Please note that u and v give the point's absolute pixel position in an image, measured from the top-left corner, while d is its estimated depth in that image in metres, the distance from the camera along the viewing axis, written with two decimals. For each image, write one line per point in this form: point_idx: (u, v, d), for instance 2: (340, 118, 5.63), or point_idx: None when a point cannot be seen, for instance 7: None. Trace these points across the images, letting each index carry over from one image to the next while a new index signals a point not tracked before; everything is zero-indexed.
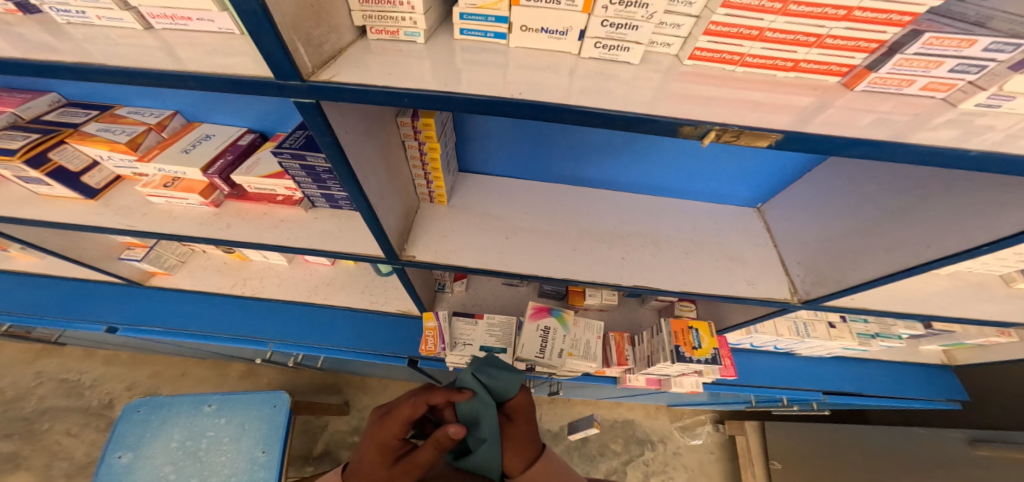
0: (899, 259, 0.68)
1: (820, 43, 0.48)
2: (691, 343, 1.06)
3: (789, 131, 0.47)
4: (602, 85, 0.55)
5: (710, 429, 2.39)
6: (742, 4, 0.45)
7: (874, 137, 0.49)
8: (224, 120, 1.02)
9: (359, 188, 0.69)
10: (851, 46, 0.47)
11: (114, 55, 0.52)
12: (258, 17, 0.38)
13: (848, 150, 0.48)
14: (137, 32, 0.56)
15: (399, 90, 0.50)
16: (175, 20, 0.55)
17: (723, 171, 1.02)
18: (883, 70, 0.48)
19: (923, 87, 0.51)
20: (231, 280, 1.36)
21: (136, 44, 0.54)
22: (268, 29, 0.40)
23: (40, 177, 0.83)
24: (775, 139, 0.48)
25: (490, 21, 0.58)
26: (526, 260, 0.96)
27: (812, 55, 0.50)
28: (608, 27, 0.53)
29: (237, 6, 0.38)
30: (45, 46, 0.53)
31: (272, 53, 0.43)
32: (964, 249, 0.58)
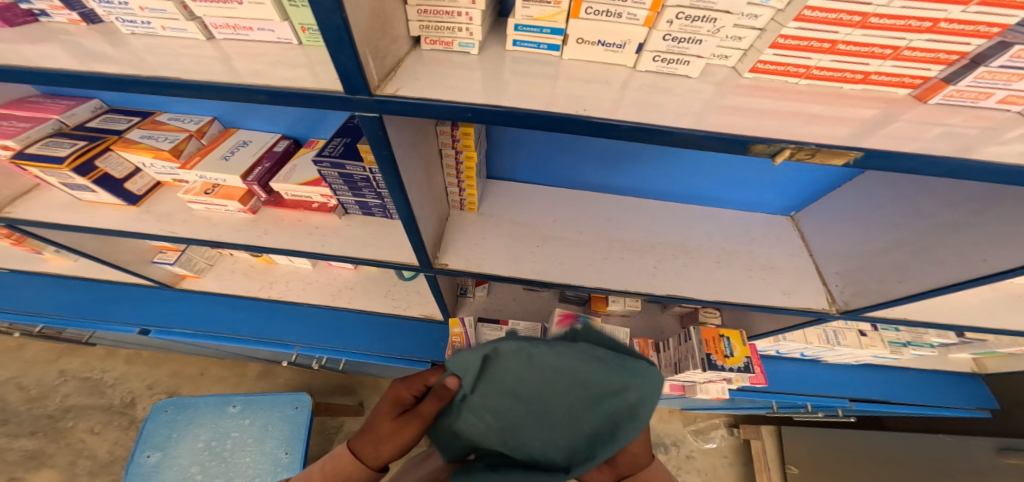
0: (953, 274, 0.67)
1: (896, 56, 0.49)
2: (723, 352, 1.05)
3: (860, 147, 0.47)
4: (660, 98, 0.55)
5: (725, 433, 2.33)
6: (817, 18, 0.46)
7: (945, 149, 0.48)
8: (259, 126, 1.03)
9: (404, 199, 0.69)
10: (930, 58, 0.48)
11: (180, 67, 0.52)
12: (340, 32, 0.39)
13: (920, 166, 0.47)
14: (200, 42, 0.57)
15: (463, 104, 0.50)
16: (236, 30, 0.56)
17: (757, 180, 1.01)
18: (963, 82, 0.48)
19: (1000, 99, 0.51)
20: (258, 284, 1.37)
21: (199, 55, 0.55)
22: (346, 44, 0.40)
23: (86, 184, 0.85)
24: (853, 157, 0.47)
25: (545, 33, 0.58)
26: (558, 268, 0.96)
27: (886, 67, 0.51)
28: (670, 41, 0.54)
29: (322, 25, 0.38)
30: (112, 58, 0.54)
31: (347, 70, 0.43)
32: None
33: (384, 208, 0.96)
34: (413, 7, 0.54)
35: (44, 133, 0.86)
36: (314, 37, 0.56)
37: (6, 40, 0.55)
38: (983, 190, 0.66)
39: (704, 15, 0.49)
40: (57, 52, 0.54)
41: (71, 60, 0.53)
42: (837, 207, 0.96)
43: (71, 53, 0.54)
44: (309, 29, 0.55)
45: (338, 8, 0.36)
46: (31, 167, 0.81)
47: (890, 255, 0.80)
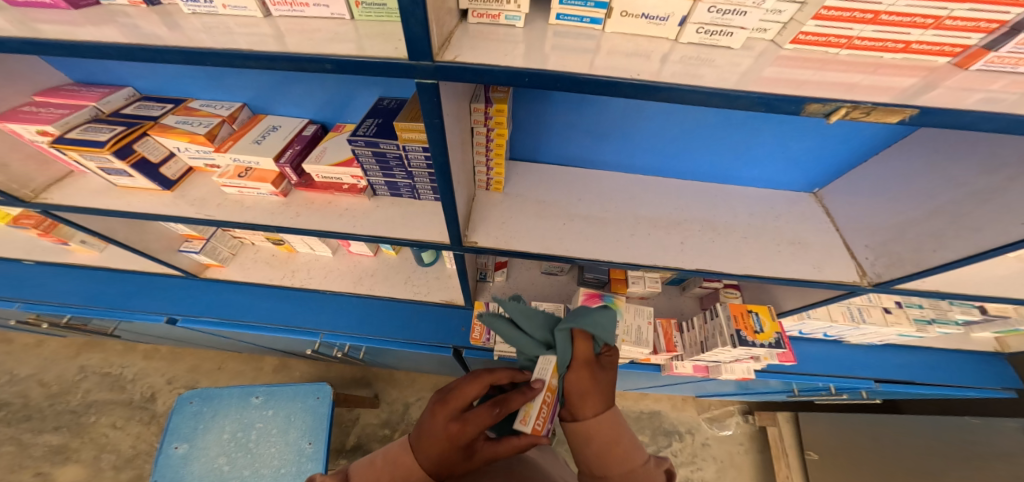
0: (993, 237, 0.68)
1: (938, 24, 0.50)
2: (752, 327, 1.06)
3: (909, 105, 0.48)
4: (702, 66, 0.57)
5: (739, 420, 2.35)
6: None
7: (996, 109, 0.49)
8: (288, 111, 1.04)
9: (445, 172, 0.70)
10: (970, 26, 0.49)
11: (239, 42, 0.54)
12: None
13: (969, 123, 0.48)
14: (257, 19, 0.60)
15: (520, 69, 0.52)
16: (293, 6, 0.59)
17: (783, 156, 1.01)
18: (1003, 49, 0.50)
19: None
20: (281, 273, 1.40)
21: (256, 30, 0.57)
22: (419, 7, 0.42)
23: (125, 168, 0.86)
24: (910, 114, 0.48)
25: (589, 7, 0.60)
26: (585, 245, 0.97)
27: (927, 36, 0.52)
28: (715, 13, 0.55)
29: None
30: (171, 35, 0.56)
31: (416, 35, 0.45)
32: None
33: (412, 188, 0.97)
34: None
35: (81, 120, 0.90)
36: (368, 11, 0.58)
37: (72, 22, 0.58)
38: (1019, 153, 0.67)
39: None
40: (118, 33, 0.56)
41: (134, 39, 0.55)
42: (865, 182, 0.97)
43: (130, 33, 0.56)
44: (364, 3, 0.57)
45: None
46: (70, 151, 0.83)
47: (921, 225, 0.80)
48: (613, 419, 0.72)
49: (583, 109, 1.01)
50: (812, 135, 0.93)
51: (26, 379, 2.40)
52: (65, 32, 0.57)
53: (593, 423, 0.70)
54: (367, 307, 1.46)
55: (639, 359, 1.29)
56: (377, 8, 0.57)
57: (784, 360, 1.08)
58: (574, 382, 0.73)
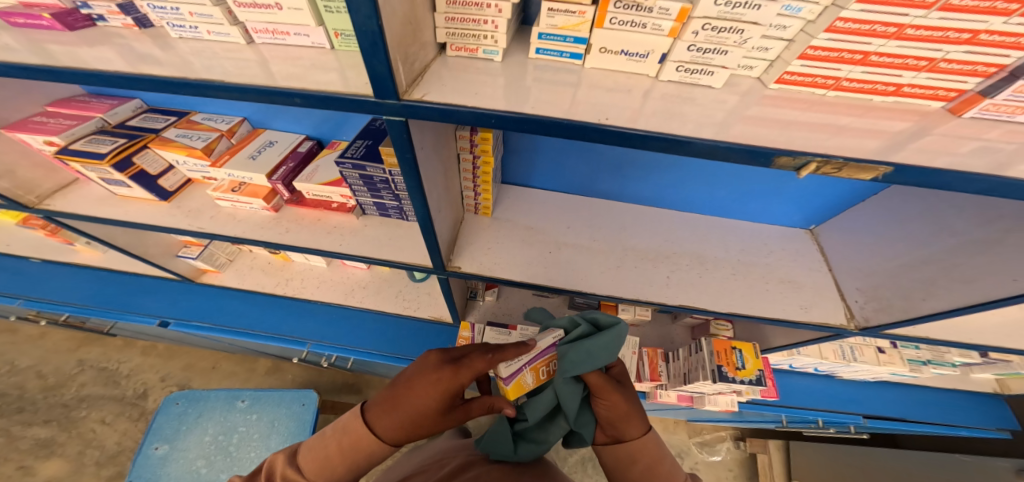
0: (981, 291, 0.66)
1: (931, 67, 0.46)
2: (734, 363, 1.05)
3: (883, 162, 0.46)
4: (683, 108, 0.55)
5: (730, 446, 2.31)
6: (849, 29, 0.44)
7: (985, 166, 0.46)
8: (284, 126, 1.04)
9: (422, 202, 0.70)
10: (967, 70, 0.45)
11: (221, 67, 0.54)
12: (374, 37, 0.40)
13: (953, 182, 0.46)
14: (239, 46, 0.60)
15: (488, 111, 0.51)
16: (275, 35, 0.58)
17: (777, 192, 1.00)
18: (999, 96, 0.45)
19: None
20: (274, 280, 1.37)
21: (239, 57, 0.57)
22: (380, 49, 0.42)
23: (123, 179, 0.87)
24: (882, 172, 0.46)
25: (569, 42, 0.59)
26: (571, 275, 0.96)
27: (920, 80, 0.48)
28: (695, 52, 0.53)
29: (357, 32, 0.40)
30: (160, 57, 0.57)
31: (379, 75, 0.44)
32: None
33: (401, 210, 0.97)
34: (442, 14, 0.56)
35: (88, 131, 0.91)
36: (347, 41, 0.57)
37: (68, 43, 0.60)
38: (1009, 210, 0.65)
39: (731, 26, 0.49)
40: (109, 55, 0.58)
41: (123, 61, 0.56)
42: (860, 223, 0.95)
43: (121, 55, 0.57)
44: (343, 34, 0.57)
45: (376, 15, 0.38)
46: (72, 162, 0.85)
47: (914, 273, 0.78)
48: (655, 441, 0.74)
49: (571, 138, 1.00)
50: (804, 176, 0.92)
51: (22, 370, 2.40)
52: (58, 53, 0.58)
53: (638, 443, 0.72)
54: (354, 321, 1.44)
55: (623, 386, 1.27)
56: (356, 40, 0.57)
57: (766, 396, 1.06)
58: (606, 409, 0.75)
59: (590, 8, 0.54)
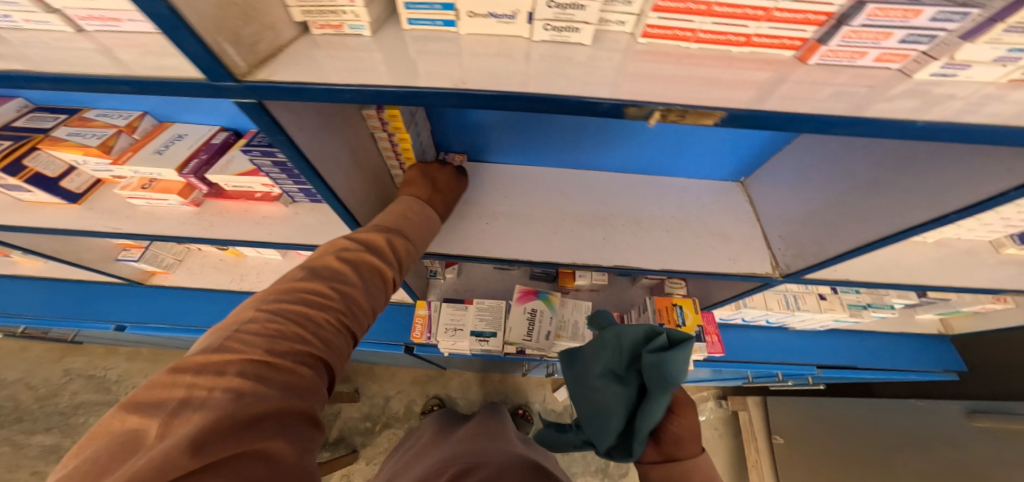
0: (875, 230, 0.68)
1: (771, 15, 0.46)
2: (674, 320, 1.07)
3: (718, 107, 0.45)
4: (558, 69, 0.54)
5: (713, 406, 2.48)
6: None
7: (836, 110, 0.45)
8: (196, 119, 1.02)
9: (322, 184, 0.69)
10: (802, 18, 0.45)
11: (62, 59, 0.52)
12: (170, 19, 0.37)
13: (803, 124, 0.45)
14: (70, 35, 0.57)
15: (339, 86, 0.50)
16: (106, 22, 0.54)
17: (703, 148, 0.99)
18: (833, 43, 0.45)
19: (877, 58, 0.48)
20: (229, 277, 1.39)
21: (82, 49, 0.54)
22: (185, 34, 0.40)
23: (20, 184, 0.87)
24: (718, 117, 0.46)
25: (438, 9, 0.56)
26: (507, 244, 0.96)
27: (764, 29, 0.48)
28: (555, 9, 0.51)
29: (150, 16, 0.37)
30: None
31: (200, 58, 0.43)
32: (932, 217, 0.59)
33: None
34: None
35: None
36: None
37: None
38: (896, 148, 0.65)
39: None
40: None
41: None
42: (780, 169, 0.95)
43: None
44: None
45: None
46: None
47: (822, 216, 0.80)
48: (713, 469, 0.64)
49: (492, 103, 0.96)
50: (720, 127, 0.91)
51: (13, 384, 2.46)
52: None
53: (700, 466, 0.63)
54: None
55: None
56: None
57: (712, 352, 1.09)
58: (678, 426, 0.67)
59: None
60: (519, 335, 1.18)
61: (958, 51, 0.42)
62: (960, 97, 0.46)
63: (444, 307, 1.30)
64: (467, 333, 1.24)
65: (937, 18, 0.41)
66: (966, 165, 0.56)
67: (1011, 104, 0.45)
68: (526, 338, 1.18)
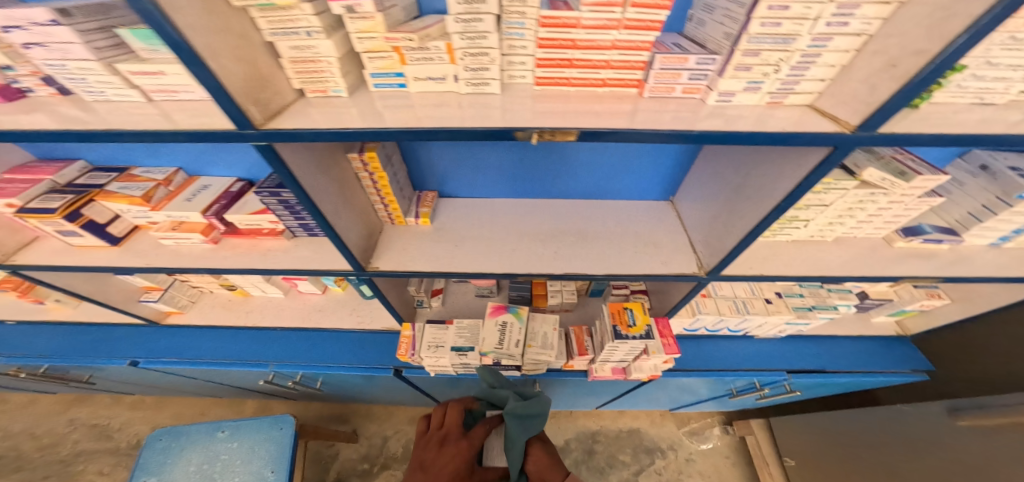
0: (753, 225, 0.81)
1: (624, 23, 0.56)
2: (627, 323, 1.14)
3: (575, 129, 0.60)
4: (470, 115, 0.68)
5: (720, 431, 2.72)
6: (552, 21, 0.57)
7: (672, 129, 0.61)
8: (218, 172, 1.24)
9: (322, 215, 0.87)
10: (646, 26, 0.57)
11: (126, 124, 0.72)
12: (220, 92, 0.58)
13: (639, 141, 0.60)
14: (140, 102, 0.72)
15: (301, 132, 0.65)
16: (166, 92, 0.71)
17: (630, 171, 1.17)
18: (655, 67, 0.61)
19: (684, 91, 0.67)
20: (235, 314, 1.62)
21: (146, 113, 0.74)
22: (225, 97, 0.58)
23: (75, 229, 1.03)
24: (576, 135, 0.61)
25: (393, 77, 0.72)
26: (470, 262, 1.11)
27: (580, 55, 0.62)
28: (466, 39, 0.62)
29: (208, 86, 0.56)
30: (74, 118, 0.75)
31: (211, 86, 0.56)
32: (782, 200, 0.72)
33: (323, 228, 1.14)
34: (285, 53, 0.67)
35: (39, 191, 1.06)
36: None
37: None
38: (764, 149, 0.76)
39: (475, 15, 0.58)
40: (36, 118, 0.76)
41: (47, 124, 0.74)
42: (694, 188, 1.11)
43: (44, 117, 0.76)
44: None
45: (165, 21, 0.48)
46: (30, 219, 1.01)
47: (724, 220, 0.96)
48: None
49: (460, 144, 1.14)
50: (636, 146, 1.08)
51: (18, 434, 2.54)
52: None
53: None
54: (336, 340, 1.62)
55: (559, 366, 1.38)
56: None
57: (670, 353, 1.14)
58: None
59: (376, 15, 0.62)
60: (492, 344, 1.22)
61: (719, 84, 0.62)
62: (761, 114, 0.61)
63: (425, 327, 1.35)
64: (448, 349, 1.27)
65: (700, 63, 0.62)
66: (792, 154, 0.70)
67: (781, 118, 0.63)
68: (497, 347, 1.22)
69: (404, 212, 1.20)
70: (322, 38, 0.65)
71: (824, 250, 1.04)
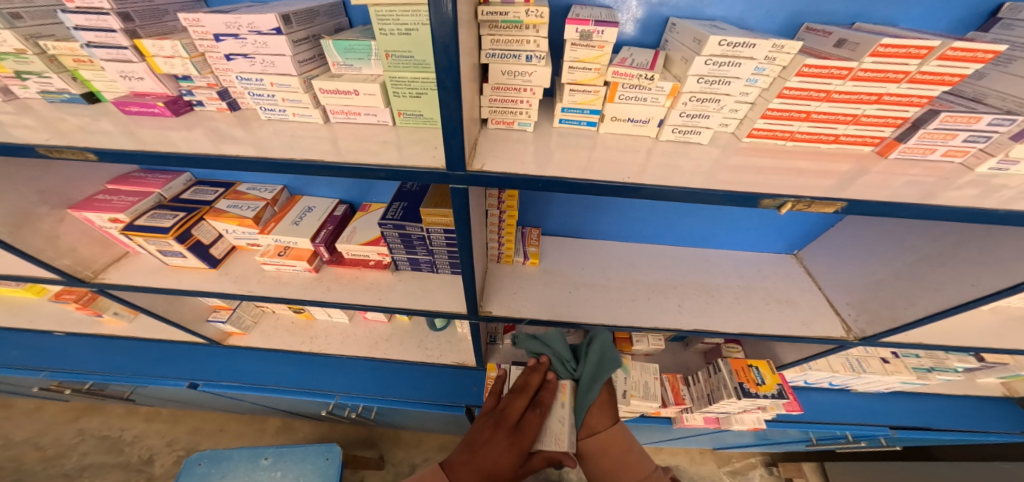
0: (948, 297, 0.81)
1: (910, 78, 0.55)
2: (753, 380, 1.11)
3: (839, 199, 0.57)
4: (681, 162, 0.65)
5: (763, 473, 2.32)
6: (813, 72, 0.56)
7: (918, 196, 0.59)
8: (320, 192, 1.24)
9: (470, 258, 0.81)
10: (937, 81, 0.55)
11: (309, 150, 0.68)
12: (457, 124, 0.53)
13: (887, 209, 0.58)
14: (318, 124, 0.75)
15: (511, 176, 0.61)
16: (348, 115, 0.74)
17: (763, 225, 1.16)
18: (911, 140, 0.62)
19: (944, 153, 0.64)
20: (300, 339, 1.52)
21: (317, 136, 0.72)
22: (458, 133, 0.55)
23: (181, 250, 1.02)
24: (840, 206, 0.57)
25: (586, 113, 0.68)
26: (590, 312, 1.05)
27: (824, 107, 0.60)
28: (703, 83, 0.59)
29: (444, 120, 0.52)
30: (248, 140, 0.71)
31: (451, 120, 0.52)
32: (1004, 286, 0.72)
33: (431, 263, 1.10)
34: (489, 86, 0.64)
35: (148, 205, 1.06)
36: (396, 61, 0.65)
37: (170, 128, 0.74)
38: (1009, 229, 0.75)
39: (731, 60, 0.56)
40: (203, 138, 0.72)
41: (218, 145, 0.70)
42: (836, 248, 1.12)
43: (213, 138, 0.72)
44: (395, 54, 0.64)
45: (454, 45, 0.45)
46: (136, 236, 1.00)
47: (892, 283, 0.95)
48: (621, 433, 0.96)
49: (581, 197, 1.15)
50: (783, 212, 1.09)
51: (19, 443, 2.32)
52: (159, 138, 0.71)
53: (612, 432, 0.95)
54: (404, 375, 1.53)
55: (649, 414, 1.29)
56: (400, 82, 0.66)
57: (791, 409, 1.11)
58: None
59: (604, 67, 0.61)
60: None
61: (1012, 148, 0.57)
62: (1012, 186, 0.60)
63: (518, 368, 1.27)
64: None
65: (992, 123, 0.57)
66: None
67: None
68: None
69: (513, 252, 1.15)
70: (542, 65, 0.61)
71: (960, 316, 1.06)
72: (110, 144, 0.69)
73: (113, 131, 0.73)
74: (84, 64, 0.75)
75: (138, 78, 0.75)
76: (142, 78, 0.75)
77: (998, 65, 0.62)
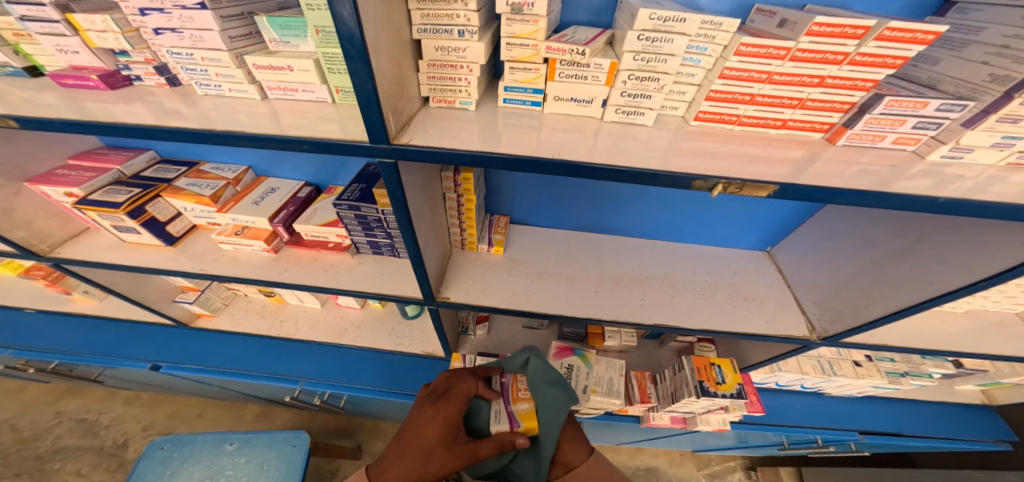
0: (907, 296, 0.79)
1: (850, 60, 0.54)
2: (714, 379, 1.09)
3: (771, 183, 0.55)
4: (624, 144, 0.62)
5: (742, 477, 2.28)
6: (751, 52, 0.55)
7: (865, 184, 0.56)
8: (287, 174, 1.22)
9: (415, 241, 0.79)
10: (879, 63, 0.53)
11: (243, 122, 0.66)
12: (370, 97, 0.52)
13: (831, 196, 0.55)
14: (255, 100, 0.74)
15: (443, 150, 0.59)
16: (286, 91, 0.72)
17: (734, 220, 1.13)
18: (858, 126, 0.60)
19: (894, 141, 0.62)
20: (269, 322, 1.50)
21: (255, 110, 0.70)
22: (374, 106, 0.53)
23: (134, 226, 1.00)
24: (772, 190, 0.55)
25: (529, 92, 0.66)
26: (551, 301, 1.03)
27: (767, 90, 0.59)
28: (640, 60, 0.58)
29: (357, 90, 0.52)
30: (185, 112, 0.70)
31: (365, 93, 0.52)
32: (959, 287, 0.70)
33: (392, 246, 1.07)
34: (424, 61, 0.63)
35: (104, 181, 1.05)
36: (326, 36, 0.63)
37: (109, 100, 0.72)
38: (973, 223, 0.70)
39: (664, 36, 0.55)
40: (141, 109, 0.70)
41: (154, 116, 0.68)
42: (805, 245, 1.09)
43: (151, 110, 0.70)
44: (324, 30, 0.63)
45: (351, 15, 0.45)
46: (90, 210, 0.98)
47: (855, 281, 0.92)
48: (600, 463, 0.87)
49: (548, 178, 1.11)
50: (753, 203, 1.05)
51: None
52: (96, 108, 0.70)
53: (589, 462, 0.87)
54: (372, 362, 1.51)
55: (614, 411, 1.27)
56: (335, 54, 0.65)
57: (753, 411, 1.09)
58: None
59: (540, 42, 0.60)
60: None
61: (964, 135, 0.55)
62: (968, 176, 0.57)
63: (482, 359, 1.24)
64: None
65: (941, 108, 0.56)
66: (992, 236, 0.68)
67: (1012, 183, 0.57)
68: None
69: (477, 239, 1.13)
70: (475, 40, 0.60)
71: (932, 319, 1.03)
72: (42, 113, 0.67)
73: (50, 101, 0.71)
74: (23, 38, 0.73)
75: (73, 51, 0.73)
76: (76, 52, 0.73)
77: (949, 50, 0.61)
